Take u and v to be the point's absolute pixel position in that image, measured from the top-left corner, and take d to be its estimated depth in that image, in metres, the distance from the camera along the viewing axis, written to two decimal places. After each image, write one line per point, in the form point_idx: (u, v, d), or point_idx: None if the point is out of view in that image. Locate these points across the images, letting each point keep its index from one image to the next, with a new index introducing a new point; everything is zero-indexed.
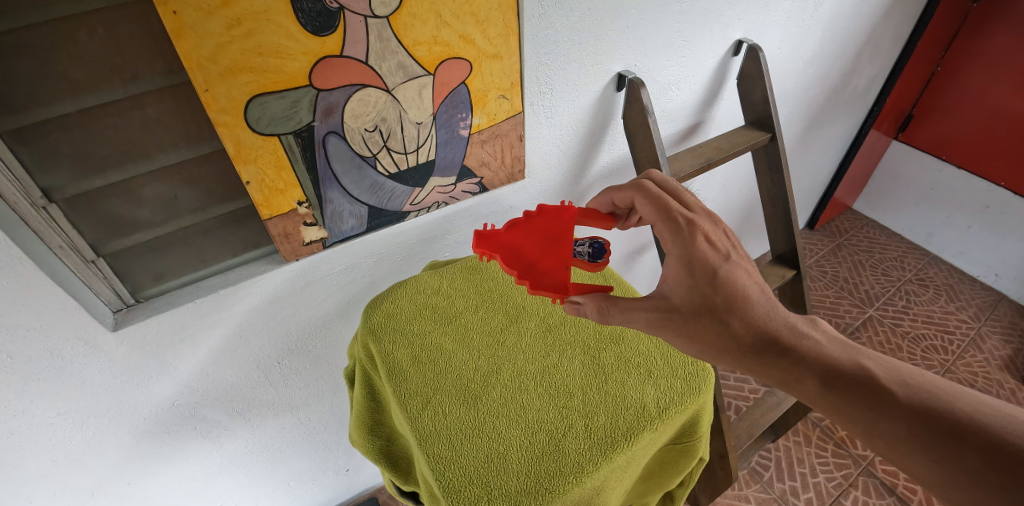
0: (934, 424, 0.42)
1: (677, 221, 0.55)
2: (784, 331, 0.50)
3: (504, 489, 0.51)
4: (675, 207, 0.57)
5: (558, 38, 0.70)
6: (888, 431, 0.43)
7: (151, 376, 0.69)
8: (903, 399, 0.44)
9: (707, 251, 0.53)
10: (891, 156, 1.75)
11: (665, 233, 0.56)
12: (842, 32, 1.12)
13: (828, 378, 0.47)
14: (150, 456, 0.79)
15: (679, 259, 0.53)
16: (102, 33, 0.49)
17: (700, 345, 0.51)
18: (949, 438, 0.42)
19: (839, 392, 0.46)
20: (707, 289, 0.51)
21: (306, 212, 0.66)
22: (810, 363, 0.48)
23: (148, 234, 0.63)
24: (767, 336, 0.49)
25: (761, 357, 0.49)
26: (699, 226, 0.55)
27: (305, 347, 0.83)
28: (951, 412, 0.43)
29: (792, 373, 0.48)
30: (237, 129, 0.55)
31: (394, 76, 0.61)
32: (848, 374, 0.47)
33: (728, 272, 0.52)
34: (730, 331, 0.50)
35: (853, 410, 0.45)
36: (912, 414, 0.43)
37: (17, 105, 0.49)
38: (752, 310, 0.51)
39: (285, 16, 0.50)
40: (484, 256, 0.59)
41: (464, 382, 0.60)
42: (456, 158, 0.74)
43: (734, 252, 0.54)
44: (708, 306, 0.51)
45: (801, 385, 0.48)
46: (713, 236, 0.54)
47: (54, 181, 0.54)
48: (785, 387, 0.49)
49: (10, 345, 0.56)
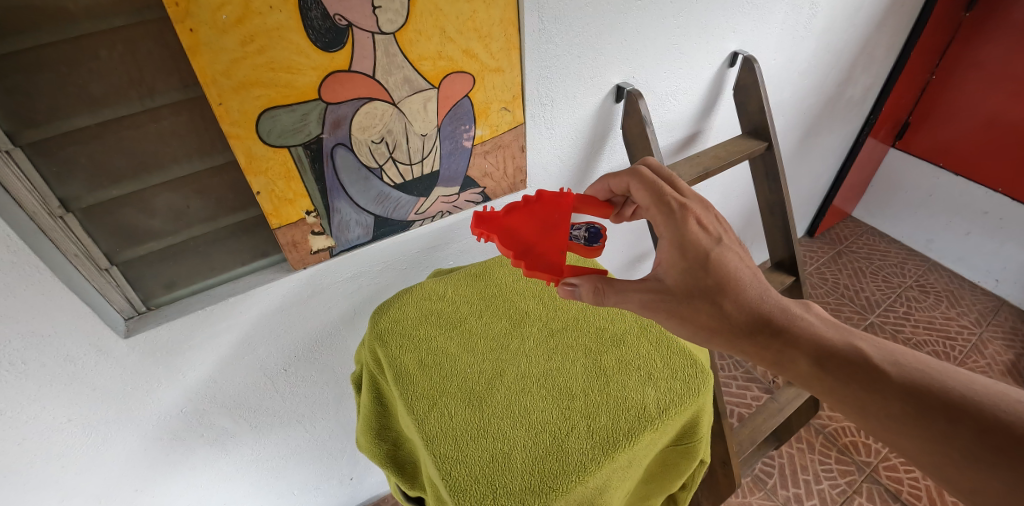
0: (928, 402, 0.43)
1: (670, 206, 0.58)
2: (774, 312, 0.51)
3: (508, 487, 0.52)
4: (669, 193, 0.59)
5: (558, 52, 0.73)
6: (883, 412, 0.44)
7: (160, 383, 0.71)
8: (899, 379, 0.45)
9: (698, 234, 0.55)
10: (888, 165, 1.77)
11: (659, 218, 0.58)
12: (836, 42, 1.15)
13: (821, 358, 0.47)
14: (158, 462, 0.80)
15: (670, 243, 0.56)
16: (122, 50, 0.51)
17: (693, 325, 0.52)
18: (944, 419, 0.42)
19: (833, 373, 0.46)
20: (700, 270, 0.53)
21: (314, 222, 0.68)
22: (804, 345, 0.48)
23: (159, 243, 0.65)
24: (759, 318, 0.51)
25: (754, 337, 0.50)
26: (692, 210, 0.57)
27: (312, 355, 0.84)
28: (945, 392, 0.43)
29: (785, 355, 0.49)
30: (248, 141, 0.57)
31: (400, 90, 0.63)
32: (842, 355, 0.47)
33: (719, 254, 0.54)
34: (722, 312, 0.51)
35: (847, 391, 0.46)
36: (906, 393, 0.44)
37: (39, 118, 0.51)
38: (743, 292, 0.52)
39: (296, 33, 0.53)
40: (482, 238, 0.61)
41: (469, 385, 0.61)
42: (459, 169, 0.76)
43: (725, 236, 0.56)
44: (701, 288, 0.52)
45: (795, 367, 0.48)
46: (705, 221, 0.56)
47: (71, 191, 0.56)
48: (779, 369, 0.49)
49: (25, 352, 0.58)
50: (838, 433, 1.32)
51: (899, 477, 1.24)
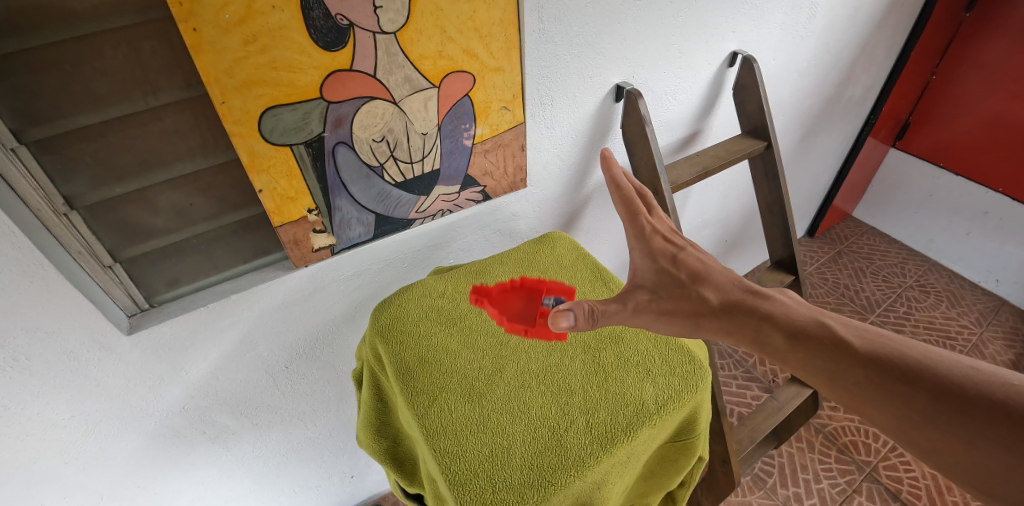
0: (889, 369, 0.49)
1: (641, 224, 0.63)
2: (752, 296, 0.58)
3: (506, 481, 0.52)
4: (640, 210, 0.64)
5: (558, 51, 0.73)
6: (849, 379, 0.50)
7: (163, 380, 0.71)
8: (862, 349, 0.51)
9: (664, 244, 0.62)
10: (888, 165, 1.77)
11: (630, 232, 0.63)
12: (836, 42, 1.15)
13: (793, 333, 0.54)
14: (160, 459, 0.80)
15: (642, 253, 0.62)
16: (126, 48, 0.51)
17: (679, 315, 0.57)
18: (901, 383, 0.48)
19: (805, 346, 0.53)
20: (670, 271, 0.60)
21: (316, 220, 0.69)
22: (778, 322, 0.55)
23: (162, 240, 0.66)
24: (734, 303, 0.57)
25: (732, 317, 0.56)
26: (657, 226, 0.63)
27: (313, 352, 0.84)
28: (903, 359, 0.49)
29: (761, 331, 0.55)
30: (251, 139, 0.58)
31: (401, 89, 0.64)
32: (813, 331, 0.54)
33: (685, 257, 0.61)
34: (702, 299, 0.58)
35: (817, 361, 0.52)
36: (870, 362, 0.50)
37: (44, 116, 0.51)
38: (715, 281, 0.60)
39: (298, 32, 0.53)
40: None
41: (469, 380, 0.62)
42: (460, 167, 0.77)
43: (689, 246, 0.62)
44: (678, 283, 0.59)
45: (771, 341, 0.55)
46: (670, 234, 0.63)
47: (75, 189, 0.56)
48: (757, 345, 0.55)
49: (30, 348, 0.58)
50: (838, 433, 1.33)
51: (899, 477, 1.24)
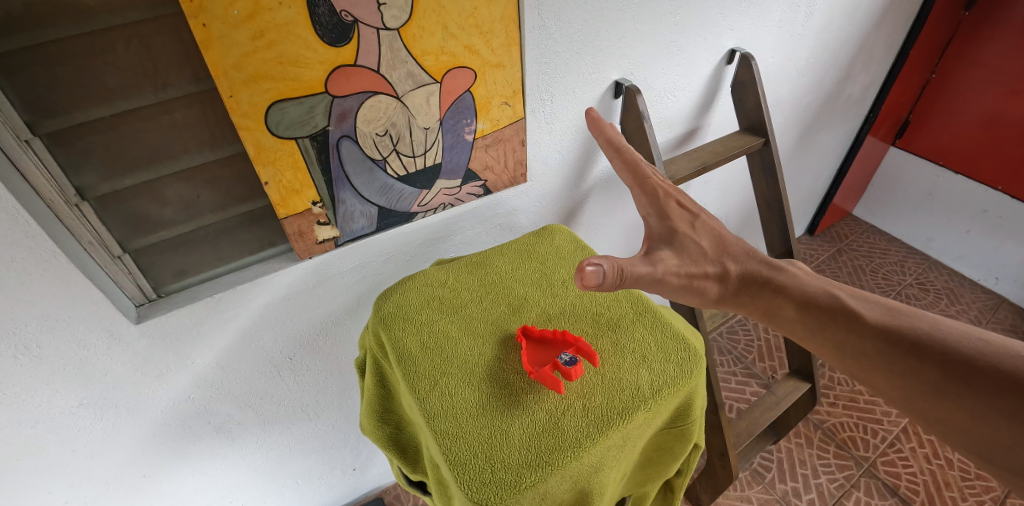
0: (897, 341, 0.52)
1: (655, 192, 0.62)
2: (768, 268, 0.60)
3: (506, 461, 0.54)
4: (650, 175, 0.63)
5: (558, 48, 0.75)
6: (858, 350, 0.53)
7: (170, 369, 0.73)
8: (871, 320, 0.54)
9: (679, 211, 0.61)
10: (889, 163, 1.78)
11: (643, 198, 0.62)
12: (834, 40, 1.16)
13: (805, 305, 0.58)
14: (165, 448, 0.82)
15: (658, 217, 0.60)
16: (137, 43, 0.53)
17: (703, 288, 0.58)
18: (909, 353, 0.51)
19: (815, 316, 0.57)
20: (688, 236, 0.59)
21: (320, 212, 0.70)
22: (792, 293, 0.58)
23: (170, 232, 0.67)
24: (756, 276, 0.60)
25: (751, 289, 0.59)
26: (673, 194, 0.62)
27: (317, 343, 0.86)
28: (913, 331, 0.52)
29: (774, 302, 0.58)
30: (258, 132, 0.59)
31: (404, 84, 0.65)
32: (824, 303, 0.57)
33: (704, 223, 0.61)
34: (727, 271, 0.59)
35: (828, 331, 0.55)
36: (878, 334, 0.53)
37: (58, 109, 0.53)
38: (737, 253, 0.61)
39: (304, 28, 0.55)
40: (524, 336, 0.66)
41: (470, 365, 0.63)
42: (461, 162, 0.78)
43: (703, 214, 0.62)
44: (704, 253, 0.59)
45: (783, 312, 0.58)
46: (684, 202, 0.62)
47: (86, 181, 0.58)
48: (770, 316, 0.59)
49: (41, 335, 0.60)
50: (837, 428, 1.33)
51: (897, 472, 1.25)
